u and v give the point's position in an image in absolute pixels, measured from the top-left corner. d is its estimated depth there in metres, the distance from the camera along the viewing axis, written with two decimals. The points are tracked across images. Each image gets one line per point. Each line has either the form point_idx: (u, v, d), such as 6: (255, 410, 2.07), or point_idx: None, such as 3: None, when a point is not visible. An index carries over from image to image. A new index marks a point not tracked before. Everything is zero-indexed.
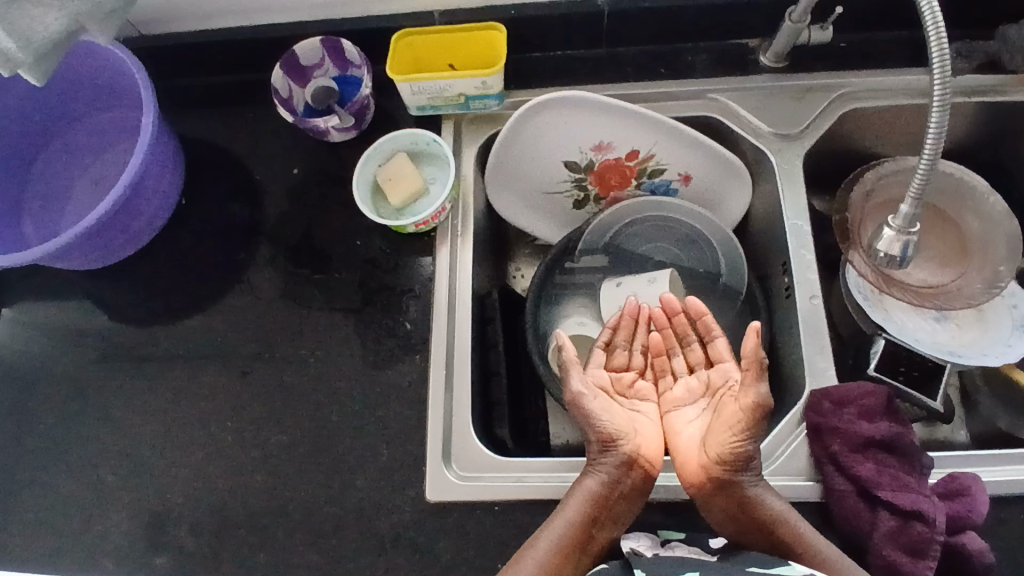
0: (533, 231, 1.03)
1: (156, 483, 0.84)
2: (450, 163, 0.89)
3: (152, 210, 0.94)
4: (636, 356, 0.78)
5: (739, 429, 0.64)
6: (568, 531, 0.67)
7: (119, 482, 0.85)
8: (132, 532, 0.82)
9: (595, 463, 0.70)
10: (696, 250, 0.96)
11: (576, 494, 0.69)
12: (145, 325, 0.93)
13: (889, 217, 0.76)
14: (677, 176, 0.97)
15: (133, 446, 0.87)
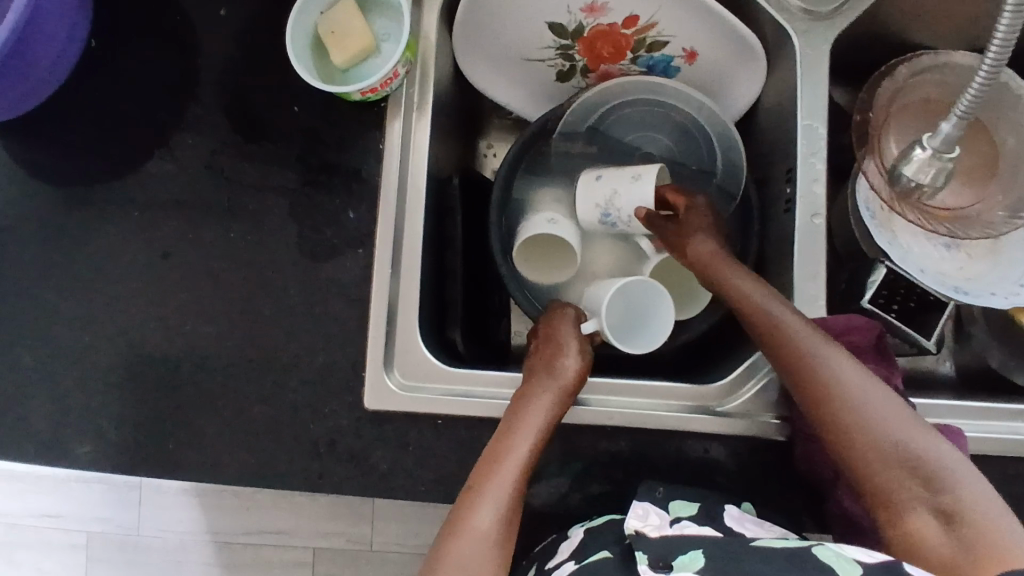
0: (508, 104, 0.88)
1: (73, 371, 0.77)
2: (405, 16, 0.73)
3: (53, 57, 0.76)
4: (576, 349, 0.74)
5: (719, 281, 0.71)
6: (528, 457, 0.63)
7: (33, 368, 0.78)
8: (51, 421, 0.76)
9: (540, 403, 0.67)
10: (690, 144, 0.84)
11: (534, 418, 0.66)
12: (48, 191, 0.80)
13: (927, 137, 0.69)
14: (681, 52, 0.82)
15: (44, 330, 0.78)
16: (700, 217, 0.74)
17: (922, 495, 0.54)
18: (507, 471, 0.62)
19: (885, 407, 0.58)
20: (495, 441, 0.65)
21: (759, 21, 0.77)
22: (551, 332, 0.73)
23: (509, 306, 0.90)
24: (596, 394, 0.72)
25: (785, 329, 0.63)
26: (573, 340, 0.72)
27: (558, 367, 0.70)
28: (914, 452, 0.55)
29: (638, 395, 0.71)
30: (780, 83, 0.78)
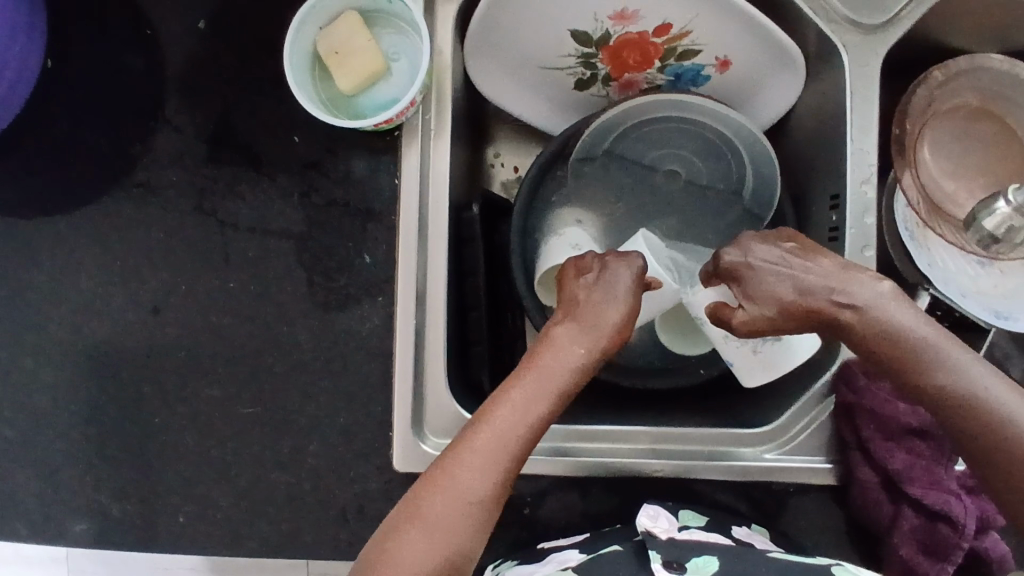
0: (522, 114, 0.81)
1: (61, 441, 0.70)
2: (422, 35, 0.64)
3: (8, 88, 0.66)
4: None
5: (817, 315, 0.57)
6: (546, 421, 0.56)
7: (13, 439, 0.70)
8: (44, 496, 0.70)
9: (563, 352, 0.58)
10: (720, 162, 0.77)
11: (564, 377, 0.57)
12: (12, 239, 0.70)
13: (1011, 189, 0.67)
14: (713, 61, 0.75)
15: (23, 398, 0.70)
16: (772, 270, 0.59)
17: None
18: (523, 437, 0.54)
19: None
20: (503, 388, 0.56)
21: (800, 32, 0.72)
22: (603, 273, 0.60)
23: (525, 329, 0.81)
24: (643, 445, 0.68)
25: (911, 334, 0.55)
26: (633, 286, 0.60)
27: (605, 320, 0.58)
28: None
29: (686, 443, 0.68)
30: (820, 99, 0.73)
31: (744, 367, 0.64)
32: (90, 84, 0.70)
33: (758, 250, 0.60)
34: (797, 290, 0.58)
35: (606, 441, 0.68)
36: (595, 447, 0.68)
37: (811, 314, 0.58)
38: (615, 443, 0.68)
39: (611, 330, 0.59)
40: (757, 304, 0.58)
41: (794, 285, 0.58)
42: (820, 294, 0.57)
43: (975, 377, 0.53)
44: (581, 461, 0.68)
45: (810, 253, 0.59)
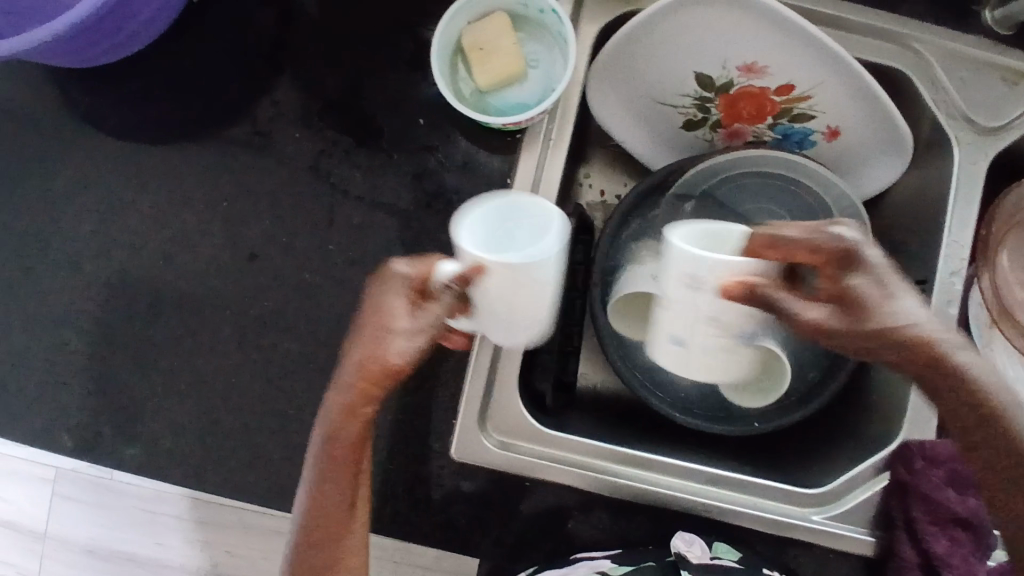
0: (625, 142, 0.83)
1: (132, 364, 0.71)
2: (568, 47, 0.67)
3: (155, 16, 0.68)
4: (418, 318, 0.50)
5: (921, 358, 0.52)
6: (324, 483, 0.56)
7: (85, 354, 0.71)
8: (99, 416, 0.71)
9: (335, 432, 0.54)
10: (812, 224, 0.79)
11: (341, 455, 0.55)
12: (129, 162, 0.73)
13: None
14: (824, 129, 0.78)
15: (104, 317, 0.72)
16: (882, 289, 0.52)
17: None
18: (330, 534, 0.57)
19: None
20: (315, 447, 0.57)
21: (917, 118, 0.74)
22: (365, 308, 0.49)
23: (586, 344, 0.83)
24: (694, 482, 0.69)
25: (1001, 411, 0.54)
26: (382, 307, 0.50)
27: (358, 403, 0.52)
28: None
29: (736, 489, 0.69)
30: (920, 186, 0.76)
31: (693, 350, 0.57)
32: (229, 29, 0.73)
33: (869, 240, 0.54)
34: (920, 321, 0.52)
35: (653, 470, 0.69)
36: (647, 475, 0.69)
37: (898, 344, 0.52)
38: (660, 474, 0.69)
39: (380, 372, 0.50)
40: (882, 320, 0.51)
41: (898, 309, 0.51)
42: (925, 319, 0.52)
43: None
44: (628, 485, 0.69)
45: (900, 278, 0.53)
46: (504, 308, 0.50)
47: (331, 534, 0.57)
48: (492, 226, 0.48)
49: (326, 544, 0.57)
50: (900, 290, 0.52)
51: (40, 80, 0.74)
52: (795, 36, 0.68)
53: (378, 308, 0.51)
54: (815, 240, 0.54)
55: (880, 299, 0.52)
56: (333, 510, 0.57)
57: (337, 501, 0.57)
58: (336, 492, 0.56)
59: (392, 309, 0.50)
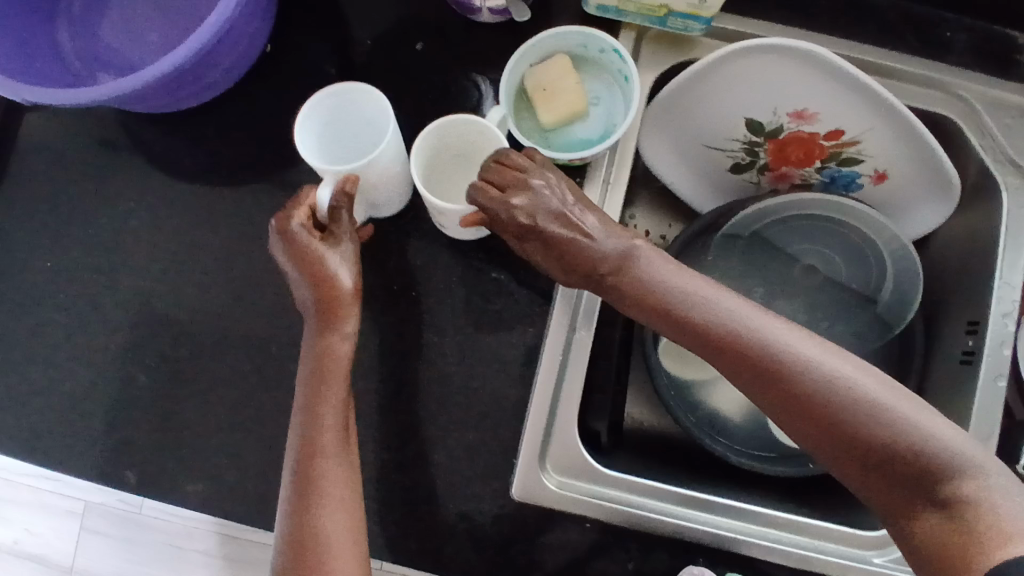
0: (673, 184, 0.85)
1: (195, 400, 0.73)
2: (630, 84, 0.69)
3: (233, 65, 0.73)
4: (338, 239, 0.67)
5: (642, 295, 0.62)
6: (312, 423, 0.63)
7: (152, 389, 0.74)
8: (162, 450, 0.73)
9: (310, 375, 0.65)
10: (859, 265, 0.82)
11: (331, 378, 0.65)
12: (201, 206, 0.77)
13: None
14: (871, 172, 0.79)
15: (171, 353, 0.74)
16: (558, 228, 0.63)
17: (930, 512, 0.51)
18: (327, 455, 0.62)
19: (949, 434, 0.52)
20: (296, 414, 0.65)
21: (964, 163, 0.76)
22: (298, 258, 0.65)
23: (632, 380, 0.83)
24: (753, 525, 0.69)
25: (757, 336, 0.58)
26: (304, 252, 0.66)
27: (338, 329, 0.66)
28: (951, 475, 0.51)
29: (794, 532, 0.69)
30: (967, 229, 0.77)
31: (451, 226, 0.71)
32: (299, 77, 0.76)
33: (538, 181, 0.64)
34: (611, 242, 0.63)
35: (721, 512, 0.69)
36: (706, 517, 0.69)
37: (631, 278, 0.63)
38: (723, 514, 0.69)
39: (346, 298, 0.67)
40: (624, 275, 0.63)
41: (609, 250, 0.63)
42: (617, 238, 0.63)
43: (815, 366, 0.56)
44: (695, 527, 0.69)
45: (591, 210, 0.64)
46: (369, 194, 0.70)
47: (351, 475, 0.63)
48: (345, 120, 0.72)
49: (349, 474, 0.63)
50: (598, 229, 0.63)
51: (122, 128, 0.78)
52: (847, 84, 0.70)
53: (301, 257, 0.66)
54: (492, 203, 0.64)
55: (525, 214, 0.63)
56: (324, 431, 0.62)
57: (328, 424, 0.63)
58: (334, 415, 0.63)
59: (321, 257, 0.66)
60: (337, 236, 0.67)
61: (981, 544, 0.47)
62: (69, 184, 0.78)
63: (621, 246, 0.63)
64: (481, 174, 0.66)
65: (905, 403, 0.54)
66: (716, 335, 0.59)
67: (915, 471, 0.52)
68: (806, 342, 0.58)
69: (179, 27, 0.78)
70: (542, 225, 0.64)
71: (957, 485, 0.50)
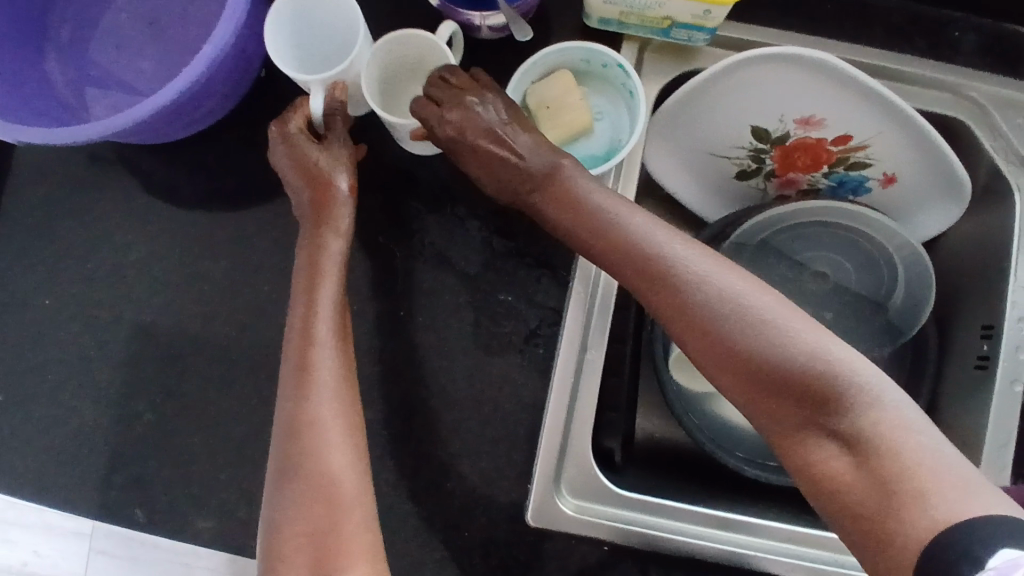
0: (678, 194, 0.84)
1: (205, 433, 0.73)
2: (634, 98, 0.67)
3: (230, 92, 0.71)
4: (330, 142, 0.68)
5: (563, 212, 0.64)
6: (299, 321, 0.64)
7: (159, 423, 0.73)
8: (173, 484, 0.72)
9: (296, 279, 0.67)
10: (869, 269, 0.81)
11: (326, 274, 0.66)
12: (201, 236, 0.76)
13: None
14: (879, 176, 0.78)
15: (178, 385, 0.74)
16: (484, 145, 0.66)
17: (830, 442, 0.51)
18: (320, 344, 0.62)
19: (863, 371, 0.51)
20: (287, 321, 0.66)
21: (974, 165, 0.75)
22: (295, 161, 0.68)
23: (643, 393, 0.83)
24: (772, 541, 0.68)
25: (666, 261, 0.58)
26: (293, 154, 0.68)
27: (333, 229, 0.67)
28: (859, 413, 0.50)
29: (813, 548, 0.68)
30: (979, 231, 0.76)
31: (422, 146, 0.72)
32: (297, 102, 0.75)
33: (475, 97, 0.66)
34: (539, 158, 0.65)
35: (744, 531, 0.68)
36: (724, 534, 0.68)
37: (557, 194, 0.64)
38: (745, 534, 0.68)
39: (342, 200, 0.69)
40: (546, 188, 0.65)
41: (535, 166, 0.65)
42: (544, 156, 0.65)
43: (722, 289, 0.56)
44: (718, 548, 0.68)
45: (524, 127, 0.66)
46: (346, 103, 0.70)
47: (349, 379, 0.63)
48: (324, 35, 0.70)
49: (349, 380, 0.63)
50: (526, 145, 0.66)
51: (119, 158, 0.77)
52: (855, 90, 0.69)
53: (294, 159, 0.68)
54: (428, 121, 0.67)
55: (456, 129, 0.66)
56: (310, 325, 0.63)
57: (316, 320, 0.64)
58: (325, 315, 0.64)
59: (314, 159, 0.68)
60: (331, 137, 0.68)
61: (884, 492, 0.47)
62: (62, 219, 0.77)
63: (546, 161, 0.65)
64: (426, 88, 0.68)
65: (806, 328, 0.53)
66: (628, 257, 0.60)
67: (823, 405, 0.51)
68: (720, 270, 0.58)
69: (172, 53, 0.77)
70: (474, 141, 0.66)
71: (865, 424, 0.49)
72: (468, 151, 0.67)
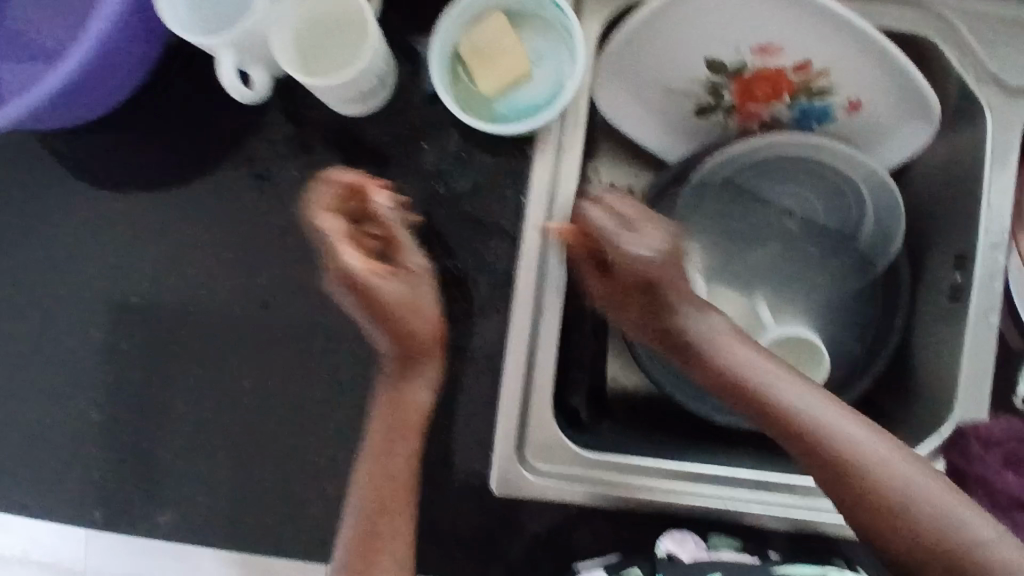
0: (636, 137, 0.79)
1: (176, 412, 0.76)
2: (572, 39, 0.62)
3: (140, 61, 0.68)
4: (372, 240, 0.56)
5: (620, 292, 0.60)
6: (392, 467, 0.60)
7: (131, 406, 0.76)
8: (151, 462, 0.76)
9: (382, 420, 0.61)
10: (839, 203, 0.77)
11: (409, 427, 0.61)
12: (150, 221, 0.76)
13: None
14: (845, 103, 0.74)
15: (147, 369, 0.76)
16: (402, 288, 0.56)
17: (908, 538, 0.51)
18: (396, 513, 0.59)
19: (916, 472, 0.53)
20: (372, 456, 0.60)
21: (945, 84, 0.70)
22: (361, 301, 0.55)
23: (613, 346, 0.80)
24: (740, 490, 0.67)
25: (719, 352, 0.60)
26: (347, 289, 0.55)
27: (423, 377, 0.60)
28: (914, 508, 0.52)
29: (780, 494, 0.67)
30: (952, 154, 0.71)
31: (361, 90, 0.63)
32: None
33: (383, 198, 0.55)
34: (421, 296, 0.57)
35: (709, 482, 0.67)
36: (692, 488, 0.67)
37: (433, 325, 0.59)
38: (714, 485, 0.67)
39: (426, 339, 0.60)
40: (419, 315, 0.57)
41: (428, 307, 0.58)
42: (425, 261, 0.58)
43: (778, 386, 0.58)
44: (688, 501, 0.67)
45: (393, 258, 0.57)
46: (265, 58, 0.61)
47: (403, 496, 0.60)
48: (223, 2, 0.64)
49: (409, 512, 0.60)
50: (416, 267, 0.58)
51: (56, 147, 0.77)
52: (812, 11, 0.64)
53: (344, 293, 0.55)
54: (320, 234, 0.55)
55: (379, 227, 0.56)
56: (389, 478, 0.60)
57: (397, 471, 0.60)
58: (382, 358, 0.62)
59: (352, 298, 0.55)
60: (395, 252, 0.57)
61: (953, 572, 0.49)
62: (13, 217, 0.77)
63: (429, 294, 0.58)
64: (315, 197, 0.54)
65: (854, 428, 0.55)
66: (672, 340, 0.61)
67: (899, 516, 0.52)
68: (776, 369, 0.59)
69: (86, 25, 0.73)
70: (394, 235, 0.57)
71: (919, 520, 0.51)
72: (382, 245, 0.57)
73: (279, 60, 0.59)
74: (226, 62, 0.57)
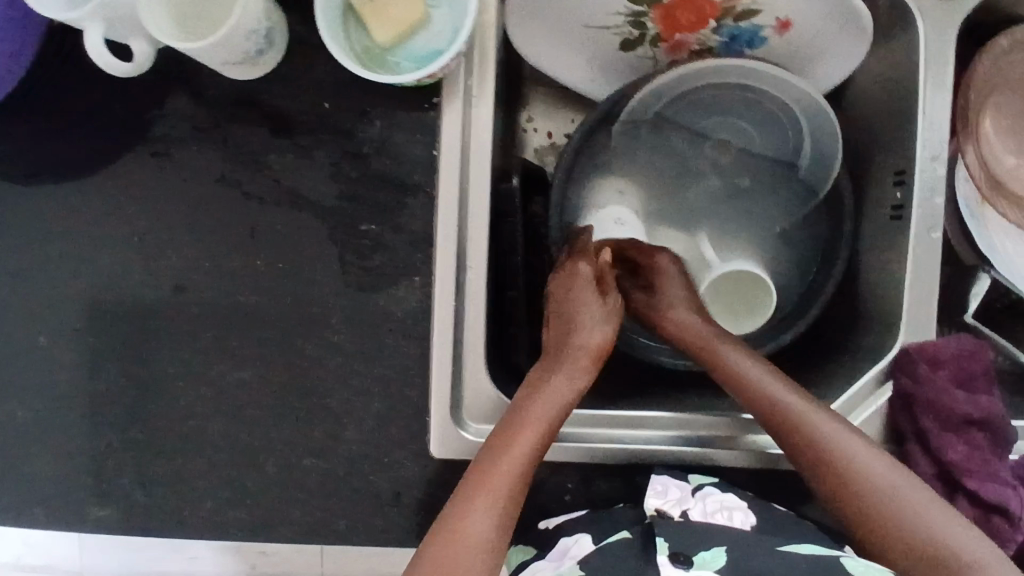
0: (557, 75, 0.76)
1: (75, 425, 0.67)
2: None
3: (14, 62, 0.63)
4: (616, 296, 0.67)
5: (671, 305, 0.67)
6: (527, 454, 0.56)
7: (24, 422, 0.67)
8: (54, 480, 0.67)
9: (505, 438, 0.57)
10: (777, 132, 0.74)
11: (531, 428, 0.58)
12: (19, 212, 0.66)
13: None
14: (773, 22, 0.70)
15: (36, 376, 0.67)
16: (578, 317, 0.65)
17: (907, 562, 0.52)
18: (509, 502, 0.54)
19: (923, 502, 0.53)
20: (490, 444, 0.57)
21: None
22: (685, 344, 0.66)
23: None
24: (684, 432, 0.67)
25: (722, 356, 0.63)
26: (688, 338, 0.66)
27: (578, 378, 0.62)
28: (904, 519, 0.52)
29: (724, 431, 0.66)
30: (887, 67, 0.68)
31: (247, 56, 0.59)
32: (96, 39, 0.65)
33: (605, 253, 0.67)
34: (609, 322, 0.66)
35: (650, 426, 0.67)
36: (634, 433, 0.67)
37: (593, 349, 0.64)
38: (661, 430, 0.67)
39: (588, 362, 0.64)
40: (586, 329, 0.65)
41: (589, 323, 0.65)
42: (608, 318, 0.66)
43: (784, 395, 0.59)
44: (630, 446, 0.66)
45: (604, 289, 0.67)
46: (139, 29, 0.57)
47: (508, 506, 0.54)
48: None
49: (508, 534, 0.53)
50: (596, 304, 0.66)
51: None
52: None
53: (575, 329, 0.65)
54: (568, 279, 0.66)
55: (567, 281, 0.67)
56: (516, 458, 0.56)
57: (525, 451, 0.57)
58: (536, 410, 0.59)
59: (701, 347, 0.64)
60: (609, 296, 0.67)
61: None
62: None
63: (597, 318, 0.65)
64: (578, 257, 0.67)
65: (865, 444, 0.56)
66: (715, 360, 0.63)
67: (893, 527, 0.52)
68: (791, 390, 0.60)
69: None
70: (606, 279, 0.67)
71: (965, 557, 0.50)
72: (563, 287, 0.67)
73: (150, 25, 0.54)
74: (93, 34, 0.54)
